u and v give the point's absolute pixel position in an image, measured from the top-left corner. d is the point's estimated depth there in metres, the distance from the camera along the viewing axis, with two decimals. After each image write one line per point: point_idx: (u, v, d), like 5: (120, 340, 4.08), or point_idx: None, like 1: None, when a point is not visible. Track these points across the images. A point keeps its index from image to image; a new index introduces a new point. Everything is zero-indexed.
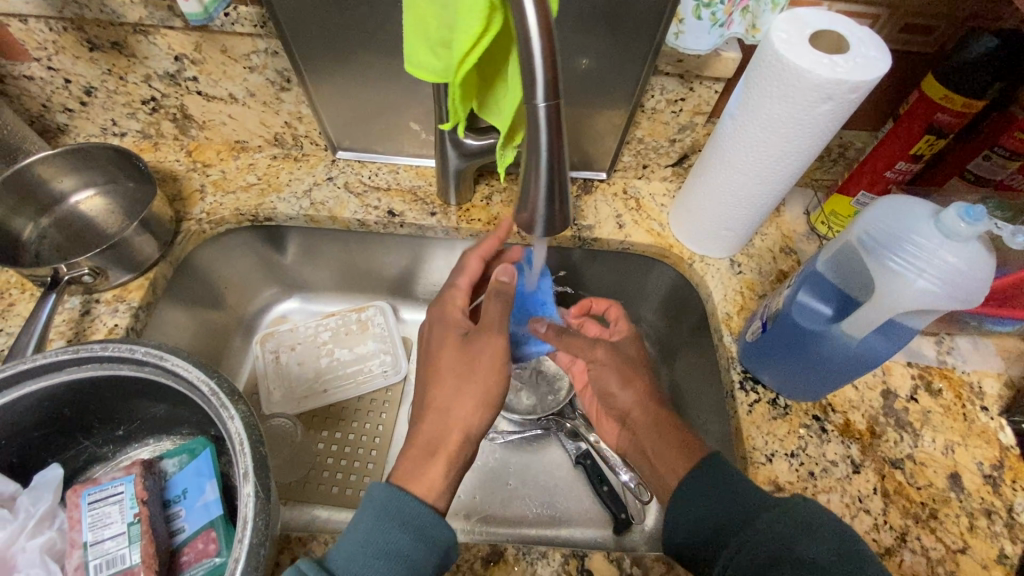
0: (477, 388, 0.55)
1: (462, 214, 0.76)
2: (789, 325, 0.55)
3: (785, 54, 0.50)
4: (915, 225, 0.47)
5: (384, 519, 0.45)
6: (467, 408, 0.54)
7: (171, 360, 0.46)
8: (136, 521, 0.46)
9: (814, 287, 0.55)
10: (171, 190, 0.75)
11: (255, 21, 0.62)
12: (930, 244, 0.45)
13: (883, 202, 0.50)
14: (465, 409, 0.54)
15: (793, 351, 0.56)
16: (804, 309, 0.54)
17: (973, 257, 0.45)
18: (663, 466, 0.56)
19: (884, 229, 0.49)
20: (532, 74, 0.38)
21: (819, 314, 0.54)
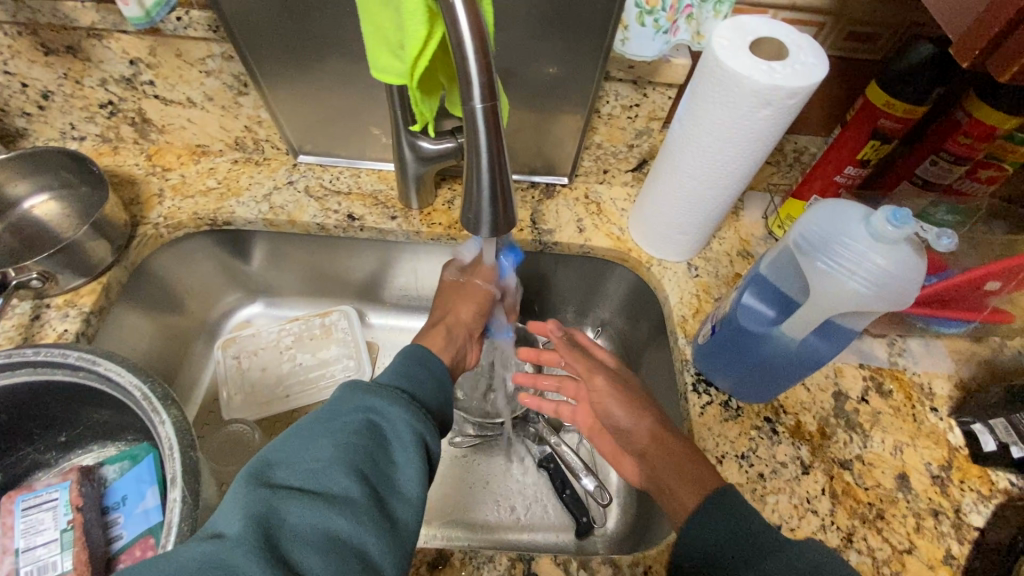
0: (470, 299, 0.70)
1: (424, 218, 0.76)
2: (733, 327, 0.55)
3: (724, 60, 0.51)
4: (848, 228, 0.48)
5: (411, 363, 0.54)
6: (466, 309, 0.70)
7: (105, 364, 0.46)
8: (69, 527, 0.46)
9: (758, 289, 0.56)
10: (129, 195, 0.75)
11: (207, 25, 0.63)
12: (862, 246, 0.47)
13: (821, 205, 0.51)
14: (465, 309, 0.70)
15: (740, 354, 0.56)
16: (748, 311, 0.55)
17: (902, 258, 0.47)
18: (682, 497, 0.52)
19: (820, 231, 0.50)
20: (465, 77, 0.37)
21: (763, 317, 0.54)
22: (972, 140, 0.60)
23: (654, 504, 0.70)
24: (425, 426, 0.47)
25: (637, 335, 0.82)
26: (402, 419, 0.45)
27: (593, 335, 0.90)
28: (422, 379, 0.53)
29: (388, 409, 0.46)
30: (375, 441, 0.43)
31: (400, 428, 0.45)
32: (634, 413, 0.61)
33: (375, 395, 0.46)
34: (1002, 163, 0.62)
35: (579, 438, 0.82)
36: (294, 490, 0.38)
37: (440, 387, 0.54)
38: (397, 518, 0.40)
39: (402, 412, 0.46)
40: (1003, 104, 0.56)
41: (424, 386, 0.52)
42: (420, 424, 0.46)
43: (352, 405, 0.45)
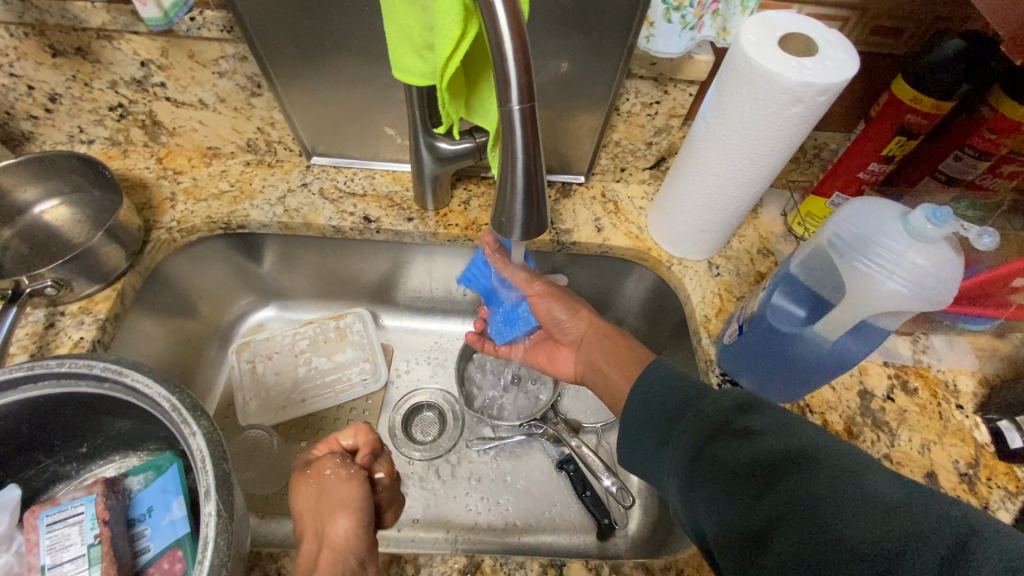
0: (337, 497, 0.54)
1: (441, 219, 0.75)
2: (764, 327, 0.54)
3: (754, 57, 0.50)
4: (885, 228, 0.48)
5: None
6: (338, 521, 0.51)
7: (131, 375, 0.45)
8: (96, 542, 0.46)
9: (788, 290, 0.55)
10: (141, 199, 0.73)
11: (221, 26, 0.61)
12: (900, 246, 0.46)
13: (854, 204, 0.51)
14: (337, 522, 0.51)
15: (771, 354, 0.56)
16: (780, 312, 0.54)
17: (940, 257, 0.46)
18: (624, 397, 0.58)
19: (855, 231, 0.49)
20: (503, 78, 0.36)
21: (794, 318, 0.54)
22: (997, 135, 0.60)
23: None
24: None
25: (655, 334, 0.82)
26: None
27: None
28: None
29: None
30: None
31: None
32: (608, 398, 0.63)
33: None
34: None
35: (599, 439, 0.82)
36: None
37: None
38: None
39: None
40: None
41: None
42: None
43: None
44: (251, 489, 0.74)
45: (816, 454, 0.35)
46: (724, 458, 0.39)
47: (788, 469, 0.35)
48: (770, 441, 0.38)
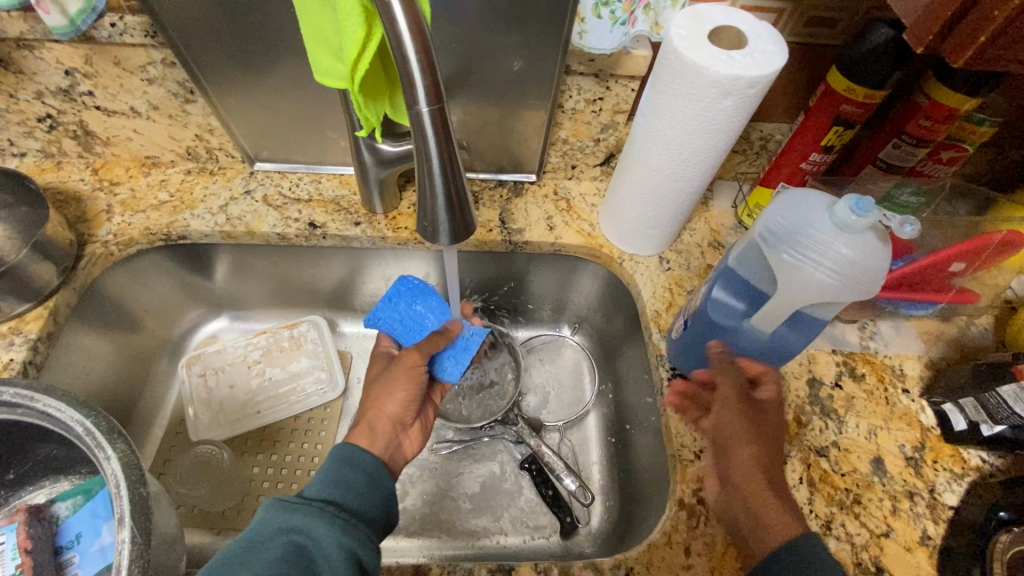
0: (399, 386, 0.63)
1: (390, 223, 0.74)
2: (706, 322, 0.55)
3: (683, 51, 0.50)
4: (814, 220, 0.49)
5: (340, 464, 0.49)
6: (390, 403, 0.62)
7: (43, 400, 0.43)
8: (17, 572, 0.46)
9: (728, 284, 0.56)
10: (74, 212, 0.71)
11: (143, 31, 0.59)
12: (827, 237, 0.47)
13: (786, 196, 0.52)
14: (389, 403, 0.62)
15: (717, 347, 0.56)
16: (719, 306, 0.55)
17: (867, 246, 0.47)
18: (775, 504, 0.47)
19: (786, 224, 0.50)
20: (408, 81, 0.35)
21: (734, 312, 0.55)
22: (932, 122, 0.60)
23: (638, 503, 0.69)
24: (356, 540, 0.43)
25: (613, 330, 0.82)
26: (331, 539, 0.42)
27: (571, 332, 0.89)
28: (354, 483, 0.48)
29: (314, 527, 0.42)
30: (299, 569, 0.39)
31: (328, 546, 0.42)
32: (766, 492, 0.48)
33: (300, 509, 0.43)
34: (964, 143, 0.64)
35: (561, 437, 0.81)
36: None
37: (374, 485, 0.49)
38: None
39: (330, 529, 0.43)
40: (961, 85, 0.57)
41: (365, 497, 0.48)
42: (350, 538, 0.43)
43: (274, 528, 0.42)
44: (205, 506, 0.73)
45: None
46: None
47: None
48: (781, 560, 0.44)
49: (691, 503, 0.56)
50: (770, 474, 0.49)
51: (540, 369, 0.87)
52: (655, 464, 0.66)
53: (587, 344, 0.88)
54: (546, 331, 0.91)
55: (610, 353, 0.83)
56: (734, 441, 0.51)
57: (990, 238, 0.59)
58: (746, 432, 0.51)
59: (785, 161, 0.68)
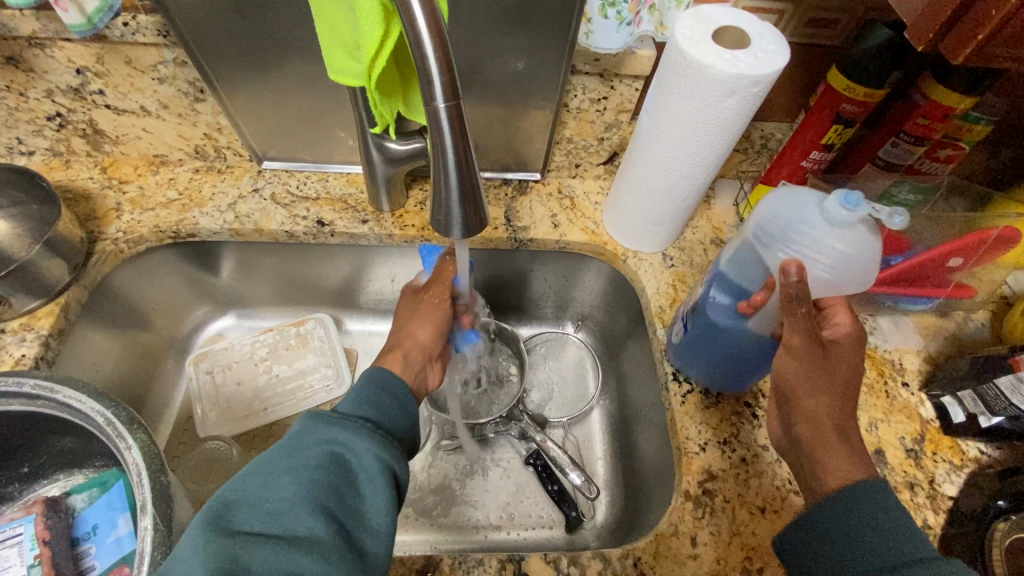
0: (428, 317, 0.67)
1: (397, 220, 0.74)
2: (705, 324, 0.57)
3: (688, 50, 0.51)
4: (805, 217, 0.50)
5: (373, 386, 0.49)
6: (423, 330, 0.65)
7: (63, 391, 0.44)
8: (36, 563, 0.47)
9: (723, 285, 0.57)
10: (84, 210, 0.71)
11: (156, 31, 0.60)
12: (821, 233, 0.49)
13: (779, 192, 0.53)
14: (422, 330, 0.65)
15: (719, 351, 0.57)
16: (717, 306, 0.56)
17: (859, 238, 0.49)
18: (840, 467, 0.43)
19: (781, 221, 0.52)
20: (426, 78, 0.37)
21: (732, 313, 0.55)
22: (930, 121, 0.62)
23: (643, 498, 0.70)
24: (392, 454, 0.44)
25: (617, 326, 0.83)
26: (369, 452, 0.43)
27: (574, 329, 0.90)
28: (385, 404, 0.48)
29: (353, 441, 0.43)
30: (340, 478, 0.41)
31: (367, 458, 0.43)
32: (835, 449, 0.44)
33: (338, 424, 0.44)
34: (959, 142, 0.65)
35: (565, 433, 0.82)
36: (258, 536, 0.36)
37: (405, 409, 0.50)
38: (363, 551, 0.39)
39: (369, 444, 0.43)
40: (959, 83, 0.58)
41: (393, 417, 0.48)
42: (388, 453, 0.44)
43: (314, 438, 0.42)
44: None
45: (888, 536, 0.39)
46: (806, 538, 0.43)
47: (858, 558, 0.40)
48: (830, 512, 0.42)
49: (697, 494, 0.57)
50: (842, 420, 0.45)
51: (544, 366, 0.88)
52: (660, 457, 0.67)
53: (590, 341, 0.89)
54: (549, 328, 0.92)
55: (614, 349, 0.84)
56: (802, 389, 0.46)
57: (988, 233, 0.61)
58: (817, 378, 0.46)
59: (787, 159, 0.69)
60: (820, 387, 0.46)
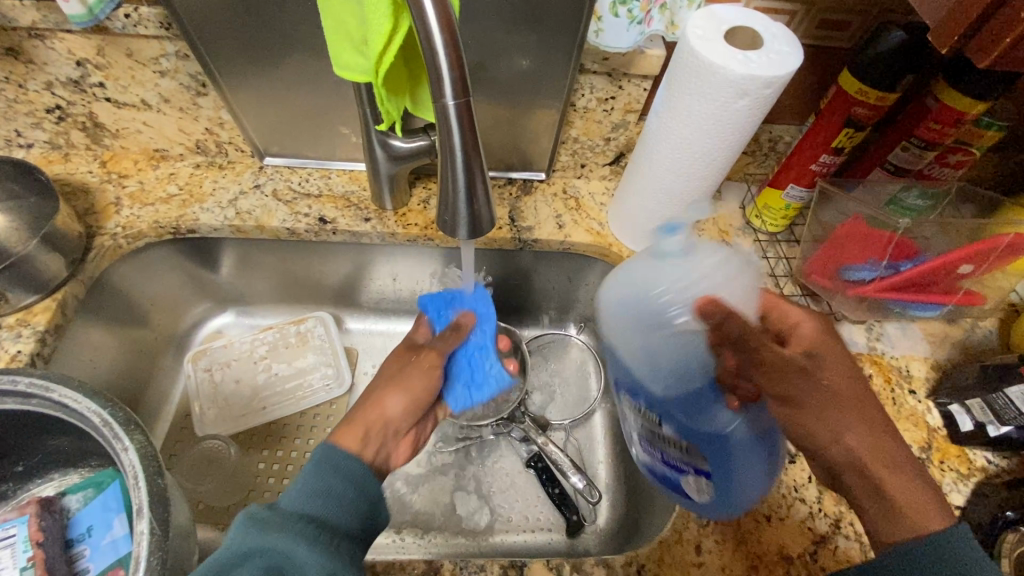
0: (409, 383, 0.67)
1: (400, 219, 0.73)
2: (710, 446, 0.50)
3: (699, 51, 0.50)
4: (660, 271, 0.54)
5: (326, 470, 0.48)
6: (394, 400, 0.64)
7: (59, 390, 0.44)
8: (28, 565, 0.46)
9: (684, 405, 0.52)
10: (83, 204, 0.70)
11: (158, 23, 0.59)
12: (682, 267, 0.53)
13: (618, 283, 0.57)
14: (392, 401, 0.64)
15: (729, 463, 0.51)
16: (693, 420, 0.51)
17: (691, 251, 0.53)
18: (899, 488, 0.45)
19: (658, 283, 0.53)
20: (436, 74, 0.36)
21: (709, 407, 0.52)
22: (942, 125, 0.61)
23: (646, 502, 0.69)
24: (339, 564, 0.43)
25: None
26: (309, 564, 0.41)
27: (576, 331, 0.90)
28: (341, 494, 0.47)
29: (294, 552, 0.42)
30: None
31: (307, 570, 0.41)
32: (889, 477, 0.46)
33: (277, 532, 0.42)
34: (970, 147, 0.64)
35: (567, 435, 0.81)
36: None
37: (363, 494, 0.49)
38: None
39: (312, 553, 0.42)
40: (972, 88, 0.57)
41: (342, 506, 0.46)
42: (331, 564, 0.42)
43: (246, 550, 0.41)
44: (210, 502, 0.72)
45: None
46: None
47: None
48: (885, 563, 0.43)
49: None
50: (874, 453, 0.47)
51: (546, 368, 0.87)
52: None
53: (593, 343, 0.88)
54: (552, 329, 0.91)
55: None
56: (822, 439, 0.48)
57: (999, 240, 0.60)
58: (829, 420, 0.48)
59: (799, 161, 0.68)
60: (836, 428, 0.48)
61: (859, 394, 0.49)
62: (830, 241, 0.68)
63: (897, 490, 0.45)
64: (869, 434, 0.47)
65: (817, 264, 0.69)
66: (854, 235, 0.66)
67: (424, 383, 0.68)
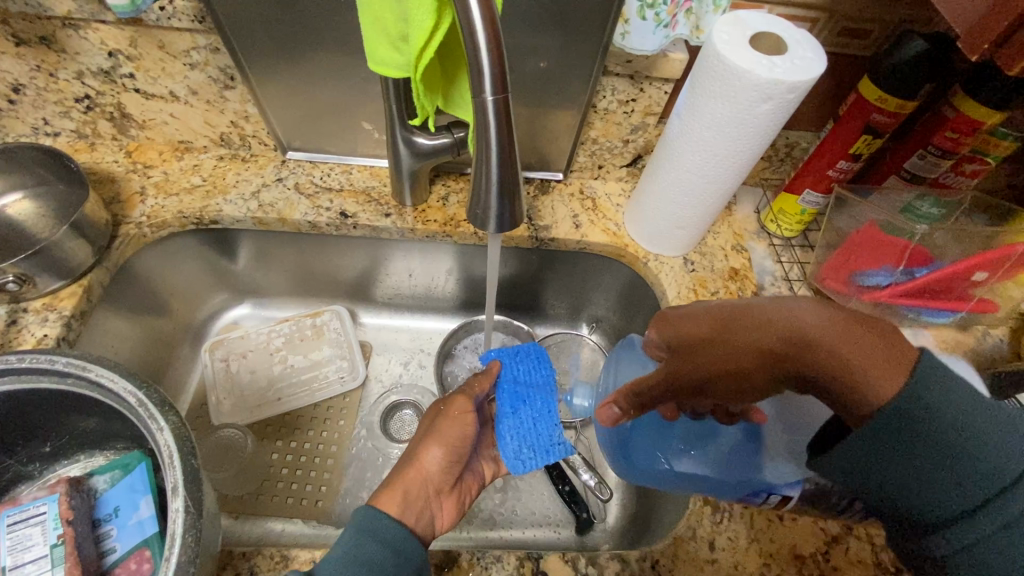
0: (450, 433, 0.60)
1: (419, 215, 0.74)
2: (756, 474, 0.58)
3: (726, 55, 0.51)
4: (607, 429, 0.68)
5: (362, 535, 0.47)
6: (433, 452, 0.59)
7: (95, 370, 0.45)
8: (60, 542, 0.47)
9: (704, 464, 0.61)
10: (109, 193, 0.71)
11: (192, 16, 0.60)
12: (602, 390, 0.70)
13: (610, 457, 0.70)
14: (432, 453, 0.58)
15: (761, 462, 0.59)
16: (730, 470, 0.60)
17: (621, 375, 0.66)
18: (848, 362, 0.39)
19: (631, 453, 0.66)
20: (477, 69, 0.38)
21: (721, 450, 0.61)
22: (959, 134, 0.62)
23: (656, 501, 0.70)
24: None
25: (632, 330, 0.83)
26: None
27: (588, 331, 0.90)
28: (375, 559, 0.45)
29: None
30: None
31: None
32: (829, 366, 0.40)
33: None
34: (986, 156, 0.64)
35: (577, 434, 0.81)
36: None
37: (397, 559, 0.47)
38: None
39: None
40: (991, 97, 0.58)
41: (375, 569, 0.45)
42: None
43: None
44: (225, 490, 0.73)
45: (974, 435, 0.34)
46: (861, 456, 0.37)
47: (944, 482, 0.35)
48: (902, 423, 0.35)
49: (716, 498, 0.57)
50: (777, 359, 0.44)
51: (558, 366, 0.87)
52: None
53: (605, 344, 0.89)
54: (564, 328, 0.92)
55: None
56: (748, 387, 0.47)
57: (1013, 249, 0.61)
58: (731, 377, 0.47)
59: (820, 167, 0.69)
60: (744, 374, 0.46)
61: (708, 336, 0.48)
62: (844, 248, 0.69)
63: (859, 363, 0.39)
64: (760, 350, 0.44)
65: (832, 268, 0.69)
66: (866, 242, 0.66)
67: (460, 432, 0.61)
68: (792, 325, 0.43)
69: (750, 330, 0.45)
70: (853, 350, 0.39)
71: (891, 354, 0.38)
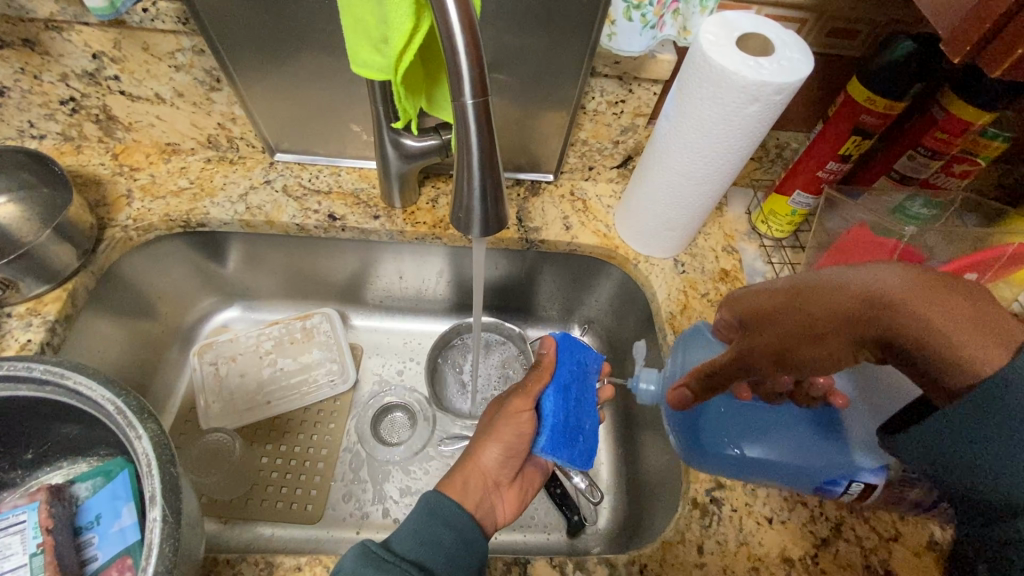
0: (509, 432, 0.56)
1: (408, 218, 0.74)
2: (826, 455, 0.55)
3: (713, 57, 0.50)
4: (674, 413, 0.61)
5: (428, 517, 0.47)
6: (490, 452, 0.56)
7: (74, 377, 0.44)
8: (39, 551, 0.47)
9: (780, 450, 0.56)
10: (94, 196, 0.71)
11: (175, 18, 0.60)
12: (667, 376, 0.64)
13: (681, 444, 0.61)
14: (489, 453, 0.56)
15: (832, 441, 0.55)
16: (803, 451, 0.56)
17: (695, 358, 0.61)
18: (950, 327, 0.36)
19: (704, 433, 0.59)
20: (455, 73, 0.37)
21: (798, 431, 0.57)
22: (948, 135, 0.62)
23: (647, 504, 0.69)
24: None
25: (623, 330, 0.83)
26: None
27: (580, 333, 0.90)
28: (443, 542, 0.46)
29: None
30: None
31: None
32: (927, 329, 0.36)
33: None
34: (976, 157, 0.64)
35: None
36: None
37: (464, 541, 0.47)
38: None
39: None
40: (979, 98, 0.58)
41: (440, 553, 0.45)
42: None
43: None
44: (214, 495, 0.73)
45: None
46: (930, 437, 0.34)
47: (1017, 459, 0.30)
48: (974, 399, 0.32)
49: (705, 501, 0.57)
50: (862, 323, 0.39)
51: None
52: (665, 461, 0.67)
53: (597, 345, 0.88)
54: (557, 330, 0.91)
55: (619, 352, 0.84)
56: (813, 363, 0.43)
57: (1003, 248, 0.60)
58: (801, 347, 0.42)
59: (812, 167, 0.68)
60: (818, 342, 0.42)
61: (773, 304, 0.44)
62: (837, 247, 0.66)
63: (964, 328, 0.35)
64: (843, 313, 0.40)
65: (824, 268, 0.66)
66: (857, 242, 0.64)
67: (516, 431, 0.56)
68: (868, 287, 0.39)
69: (835, 290, 0.41)
70: (969, 319, 0.35)
71: (990, 321, 0.35)
